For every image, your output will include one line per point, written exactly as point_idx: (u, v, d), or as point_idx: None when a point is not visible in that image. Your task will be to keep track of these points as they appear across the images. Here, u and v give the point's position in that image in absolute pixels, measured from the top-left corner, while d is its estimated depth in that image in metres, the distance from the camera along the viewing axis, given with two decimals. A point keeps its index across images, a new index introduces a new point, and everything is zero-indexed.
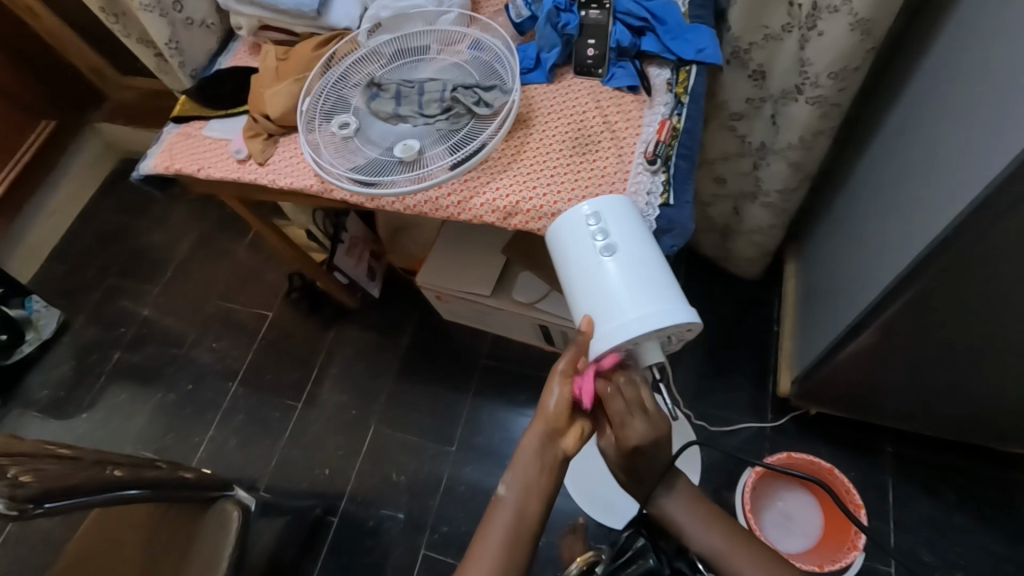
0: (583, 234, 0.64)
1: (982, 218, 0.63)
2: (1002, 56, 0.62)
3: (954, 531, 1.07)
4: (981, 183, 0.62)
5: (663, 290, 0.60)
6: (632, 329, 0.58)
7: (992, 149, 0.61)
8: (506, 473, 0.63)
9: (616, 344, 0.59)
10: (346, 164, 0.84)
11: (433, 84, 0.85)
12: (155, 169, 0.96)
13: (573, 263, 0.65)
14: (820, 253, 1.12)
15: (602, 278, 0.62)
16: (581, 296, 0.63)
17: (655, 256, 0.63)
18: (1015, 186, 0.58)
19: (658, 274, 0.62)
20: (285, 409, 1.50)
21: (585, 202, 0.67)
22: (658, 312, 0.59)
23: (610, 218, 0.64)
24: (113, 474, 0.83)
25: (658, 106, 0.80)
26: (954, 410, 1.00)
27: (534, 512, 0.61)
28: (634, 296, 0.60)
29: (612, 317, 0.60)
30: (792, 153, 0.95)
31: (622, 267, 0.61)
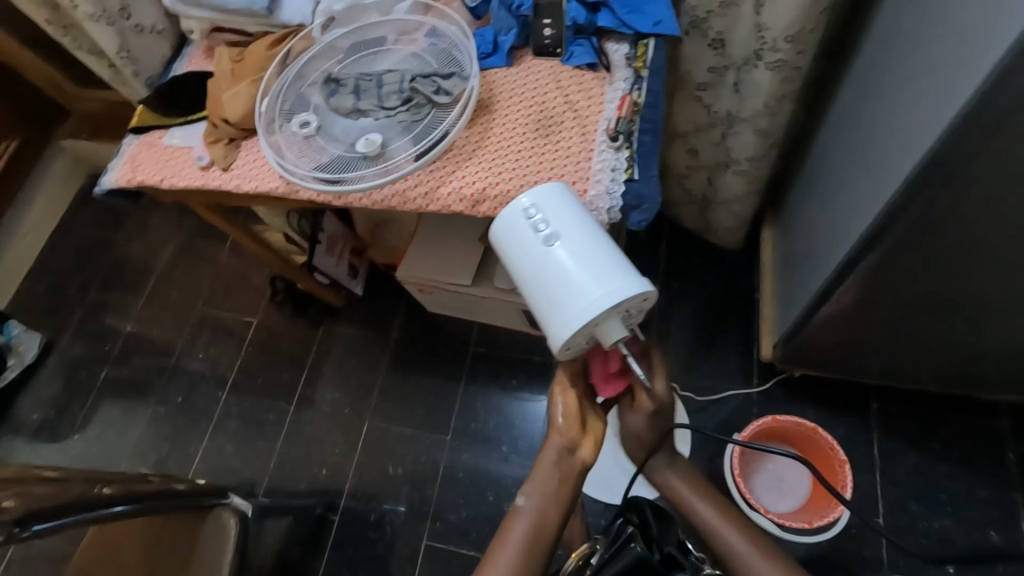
0: (525, 228, 0.62)
1: (938, 170, 0.64)
2: (949, 7, 0.62)
3: (939, 478, 1.10)
4: (935, 134, 0.63)
5: (615, 266, 0.59)
6: (593, 311, 0.56)
7: (943, 100, 0.62)
8: (524, 484, 0.68)
9: (579, 330, 0.57)
10: (311, 163, 0.83)
11: (391, 75, 0.84)
12: (119, 182, 0.94)
13: (520, 260, 0.62)
14: (794, 217, 1.13)
15: (553, 268, 0.59)
16: (537, 291, 0.60)
17: (601, 234, 0.61)
18: (967, 137, 0.59)
19: (607, 251, 0.60)
20: (278, 413, 1.50)
21: (521, 194, 0.64)
22: (616, 288, 0.57)
23: (548, 206, 0.62)
24: (101, 491, 0.82)
25: (619, 81, 0.80)
26: (932, 361, 1.02)
27: (553, 516, 0.66)
28: (589, 278, 0.58)
29: (574, 304, 0.57)
30: (759, 119, 0.95)
31: (571, 251, 0.59)
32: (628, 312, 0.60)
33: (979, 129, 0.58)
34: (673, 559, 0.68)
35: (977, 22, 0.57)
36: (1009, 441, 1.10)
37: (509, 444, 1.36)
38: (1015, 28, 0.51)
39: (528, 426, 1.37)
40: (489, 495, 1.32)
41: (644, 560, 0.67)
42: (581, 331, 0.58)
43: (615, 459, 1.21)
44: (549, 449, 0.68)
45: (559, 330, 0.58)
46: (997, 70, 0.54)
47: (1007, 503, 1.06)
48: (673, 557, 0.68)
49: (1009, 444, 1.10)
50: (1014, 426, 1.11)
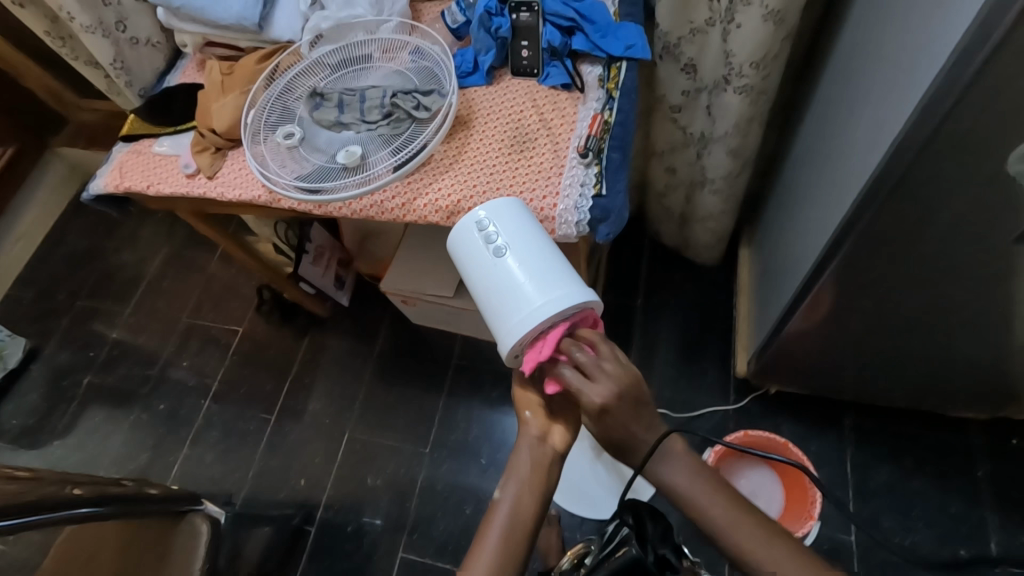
0: (478, 239, 0.64)
1: (885, 187, 0.68)
2: (895, 38, 0.67)
3: (911, 494, 1.11)
4: (882, 153, 0.67)
5: (561, 274, 0.61)
6: (538, 317, 0.58)
7: (888, 122, 0.66)
8: (501, 478, 0.68)
9: (525, 336, 0.59)
10: (293, 173, 0.86)
11: (373, 91, 0.87)
12: (106, 188, 0.96)
13: (472, 269, 0.64)
14: (769, 235, 1.16)
15: (503, 277, 0.61)
16: (487, 299, 0.62)
17: (549, 246, 0.64)
18: (905, 155, 0.63)
19: (554, 261, 0.62)
20: (260, 422, 1.50)
21: (475, 207, 0.67)
22: (560, 297, 0.59)
23: (500, 218, 0.64)
24: (71, 492, 0.83)
25: (591, 101, 0.83)
26: (898, 377, 1.04)
27: (530, 507, 0.65)
28: (535, 287, 0.60)
29: (520, 310, 0.59)
30: (730, 140, 0.99)
31: (520, 261, 0.62)
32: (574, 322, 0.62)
33: (917, 148, 0.62)
34: (667, 562, 0.65)
35: (916, 51, 0.61)
36: (979, 458, 1.12)
37: (489, 456, 1.36)
38: (946, 50, 0.56)
39: (507, 439, 1.37)
40: (467, 508, 1.32)
41: (639, 561, 0.63)
42: (529, 338, 0.60)
43: (592, 473, 1.21)
44: (522, 438, 0.69)
45: (507, 338, 0.60)
46: (929, 92, 0.58)
47: (976, 520, 1.07)
48: (667, 560, 0.65)
49: (979, 461, 1.11)
50: (984, 443, 1.13)
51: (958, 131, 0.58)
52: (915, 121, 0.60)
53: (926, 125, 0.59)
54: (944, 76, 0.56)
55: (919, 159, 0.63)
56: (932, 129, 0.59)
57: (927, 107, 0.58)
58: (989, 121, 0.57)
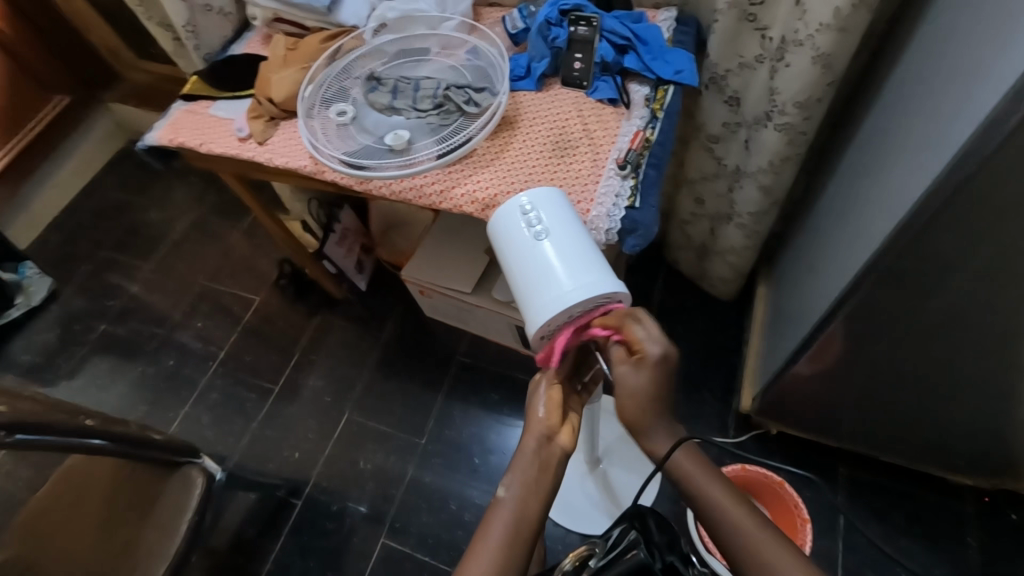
0: (519, 221, 0.66)
1: (902, 241, 0.69)
2: (930, 96, 0.69)
3: (898, 554, 1.09)
4: (906, 207, 0.68)
5: (595, 263, 0.63)
6: (568, 300, 0.60)
7: (916, 175, 0.68)
8: (505, 474, 0.62)
9: (553, 317, 0.61)
10: (340, 148, 0.89)
11: (428, 82, 0.91)
12: (159, 140, 1.00)
13: (510, 250, 0.66)
14: (787, 277, 1.17)
15: (539, 258, 0.64)
16: (520, 279, 0.64)
17: (586, 238, 0.66)
18: (925, 213, 0.64)
19: (588, 250, 0.64)
20: (261, 391, 1.53)
21: (519, 193, 0.69)
22: (591, 284, 0.61)
23: (542, 204, 0.67)
24: (83, 422, 0.86)
25: (635, 118, 0.86)
26: (901, 434, 1.04)
27: (534, 512, 0.59)
28: (569, 272, 0.62)
29: (552, 291, 0.61)
30: (761, 176, 1.01)
31: (556, 247, 0.64)
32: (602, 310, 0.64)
33: (936, 208, 0.63)
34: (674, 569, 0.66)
35: (950, 110, 0.63)
36: (974, 529, 1.10)
37: (480, 456, 1.37)
38: (977, 119, 0.57)
39: (501, 441, 1.38)
40: (451, 504, 1.32)
41: (646, 565, 0.65)
42: (556, 320, 0.62)
43: (583, 488, 1.21)
44: (529, 438, 0.62)
45: (534, 317, 0.62)
46: (956, 155, 0.59)
47: None
48: (674, 567, 0.66)
49: (973, 531, 1.10)
50: (981, 514, 1.11)
51: (979, 195, 0.60)
52: (939, 180, 0.62)
53: (949, 186, 0.61)
54: (969, 142, 0.57)
55: (938, 219, 0.64)
56: (953, 192, 0.61)
57: (955, 167, 0.59)
58: (1009, 190, 0.58)
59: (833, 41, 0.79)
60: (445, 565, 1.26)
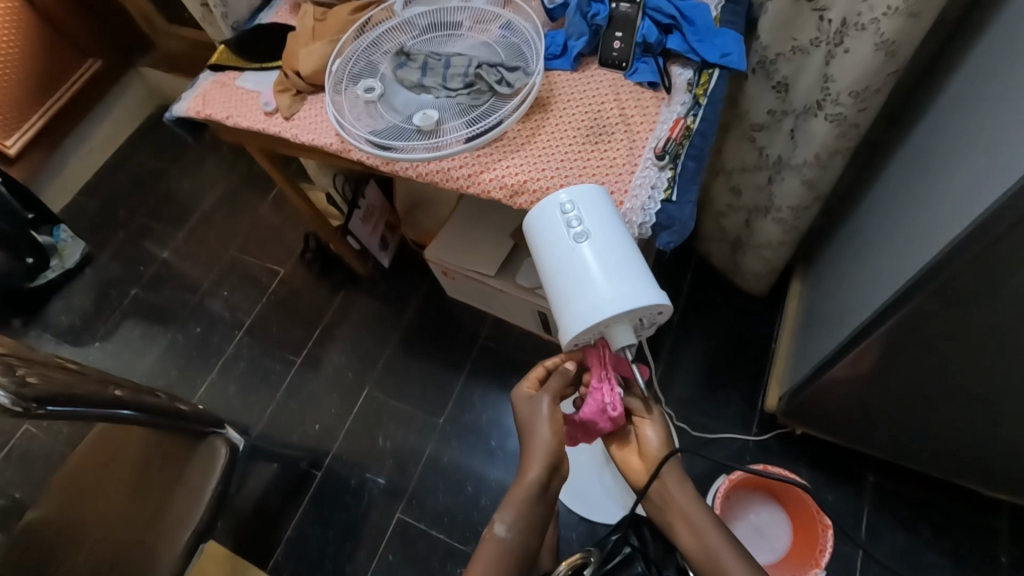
0: (558, 222, 0.64)
1: (960, 251, 0.64)
2: (1008, 93, 0.63)
3: (921, 569, 1.07)
4: (972, 213, 0.63)
5: (635, 272, 0.60)
6: (604, 311, 0.57)
7: (984, 179, 0.62)
8: (504, 509, 0.64)
9: (588, 328, 0.58)
10: (366, 127, 0.87)
11: (459, 59, 0.87)
12: (187, 112, 1.00)
13: (547, 249, 0.64)
14: (825, 275, 1.12)
15: (576, 263, 0.61)
16: (557, 282, 0.62)
17: (629, 244, 0.62)
18: (996, 223, 0.60)
19: (631, 258, 0.61)
20: (285, 363, 1.55)
21: (561, 190, 0.66)
22: (632, 295, 0.58)
23: (584, 203, 0.63)
24: (113, 393, 0.88)
25: (676, 104, 0.81)
26: (937, 446, 1.00)
27: (529, 542, 0.63)
28: (610, 281, 0.59)
29: (589, 300, 0.58)
30: (807, 169, 0.96)
31: (597, 252, 0.61)
32: (640, 322, 0.61)
33: (1011, 219, 0.59)
34: None
35: None
36: (1005, 545, 1.06)
37: (498, 439, 1.37)
38: None
39: None
40: (467, 486, 1.33)
41: None
42: (591, 329, 0.59)
43: (598, 476, 1.21)
44: (535, 469, 0.64)
45: (569, 324, 0.60)
46: None
47: None
48: None
49: (1004, 548, 1.06)
50: (1013, 530, 1.07)
51: None
52: (1014, 188, 0.57)
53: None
54: None
55: (1015, 232, 0.59)
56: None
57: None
58: None
59: (901, 26, 0.73)
60: (461, 545, 1.28)
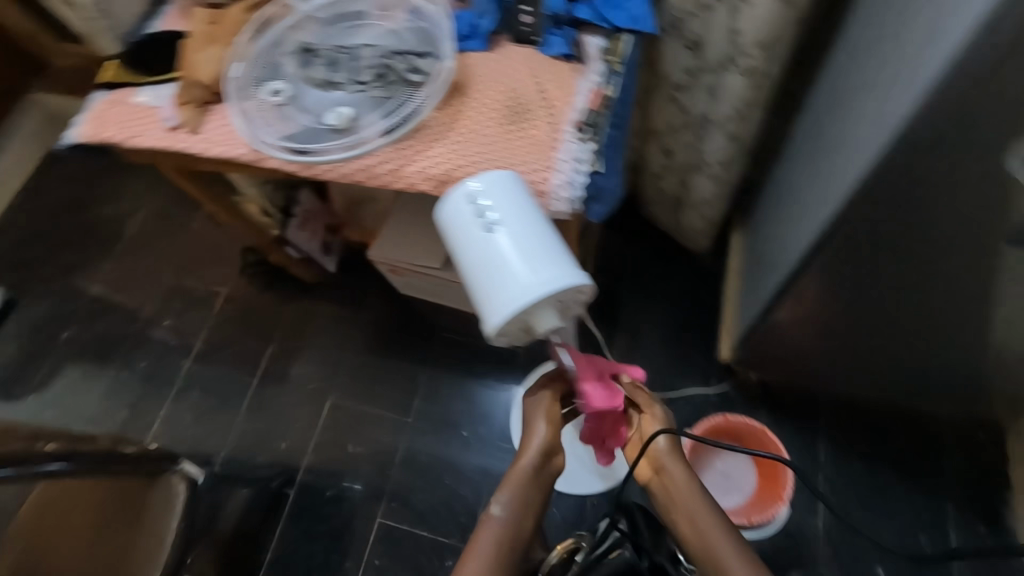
0: (469, 212, 0.62)
1: (871, 187, 0.67)
2: (897, 29, 0.65)
3: (878, 486, 1.14)
4: (875, 148, 0.66)
5: (553, 254, 0.59)
6: (525, 295, 0.55)
7: (884, 114, 0.65)
8: (499, 491, 0.64)
9: (512, 316, 0.56)
10: (279, 132, 0.83)
11: (367, 51, 0.84)
12: (83, 137, 0.92)
13: (461, 242, 0.62)
14: (761, 224, 1.15)
15: (492, 251, 0.59)
16: (475, 274, 0.60)
17: (544, 226, 0.62)
18: (899, 155, 0.63)
19: (547, 240, 0.60)
20: (241, 384, 1.50)
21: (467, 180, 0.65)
22: (551, 277, 0.56)
23: (492, 190, 0.62)
24: (42, 448, 0.85)
25: (591, 74, 0.80)
26: (878, 371, 1.06)
27: (523, 528, 0.63)
28: (528, 265, 0.58)
29: (508, 287, 0.57)
30: (729, 123, 0.98)
31: (511, 237, 0.59)
32: (565, 304, 0.59)
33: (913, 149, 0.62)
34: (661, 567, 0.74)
35: (917, 44, 0.60)
36: (946, 452, 1.15)
37: (470, 427, 1.37)
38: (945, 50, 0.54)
39: (490, 411, 1.38)
40: (445, 478, 1.33)
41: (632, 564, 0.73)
42: (516, 317, 0.57)
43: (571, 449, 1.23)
44: (530, 456, 0.66)
45: (489, 314, 0.58)
46: (926, 91, 0.57)
47: (938, 511, 1.11)
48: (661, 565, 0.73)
49: (946, 454, 1.15)
50: (952, 437, 1.16)
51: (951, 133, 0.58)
52: (909, 119, 0.59)
53: (922, 125, 0.59)
54: (942, 76, 0.54)
55: (918, 163, 0.62)
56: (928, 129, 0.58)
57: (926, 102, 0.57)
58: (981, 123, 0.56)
59: None
60: (447, 537, 1.29)
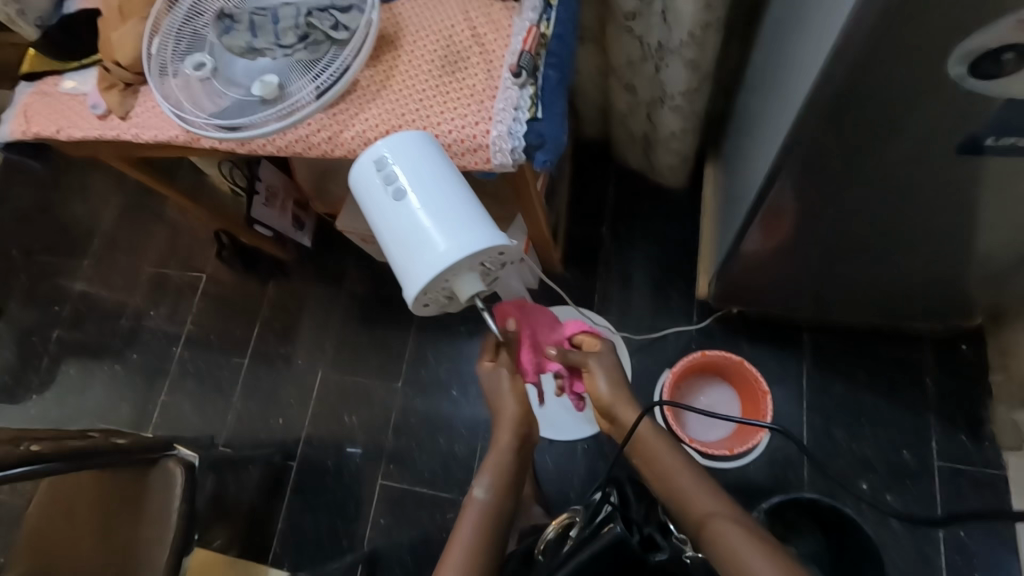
0: (377, 179, 0.61)
1: (817, 107, 0.64)
2: None
3: (861, 406, 1.16)
4: (820, 63, 0.62)
5: (466, 216, 0.58)
6: (440, 263, 0.55)
7: (829, 24, 0.61)
8: (480, 477, 0.75)
9: (430, 284, 0.56)
10: (209, 109, 0.79)
11: (287, 10, 0.78)
12: (14, 135, 0.89)
13: (375, 211, 0.61)
14: (732, 154, 1.11)
15: (405, 219, 0.58)
16: (391, 243, 0.60)
17: (459, 186, 0.60)
18: (839, 73, 0.59)
19: (460, 201, 0.59)
20: (234, 366, 1.52)
21: (376, 144, 0.63)
22: (465, 241, 0.56)
23: (399, 153, 0.61)
24: (27, 449, 0.86)
25: (527, 11, 0.75)
26: (855, 294, 1.05)
27: (503, 507, 0.74)
28: (441, 230, 0.57)
29: (423, 256, 0.57)
30: (686, 50, 0.92)
31: (421, 202, 0.58)
32: (487, 265, 0.59)
33: (852, 66, 0.58)
34: (650, 539, 0.75)
35: None
36: (929, 368, 1.16)
37: (459, 388, 1.39)
38: None
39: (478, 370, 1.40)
40: (440, 438, 1.37)
41: (623, 538, 0.68)
42: (435, 285, 0.57)
43: (558, 399, 1.25)
44: (506, 433, 0.78)
45: (407, 284, 0.58)
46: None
47: (921, 426, 1.13)
48: (651, 539, 0.75)
49: (930, 371, 1.15)
50: (935, 353, 1.16)
51: (891, 40, 0.54)
52: (846, 30, 0.55)
53: (858, 38, 0.55)
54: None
55: (865, 78, 0.58)
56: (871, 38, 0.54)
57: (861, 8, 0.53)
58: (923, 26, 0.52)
59: None
60: (448, 493, 1.33)
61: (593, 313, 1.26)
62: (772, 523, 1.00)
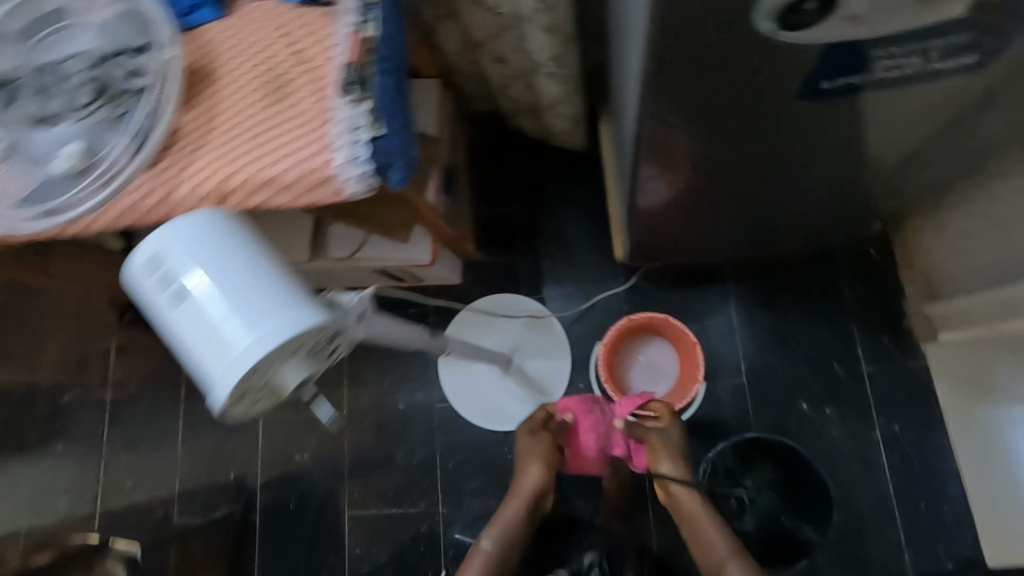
0: (150, 284, 0.60)
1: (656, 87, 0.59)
2: None
3: (790, 332, 1.20)
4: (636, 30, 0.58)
5: (259, 306, 0.58)
6: (241, 364, 0.55)
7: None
8: (488, 531, 0.87)
9: (234, 387, 0.56)
10: (16, 197, 0.69)
11: (72, 64, 0.68)
12: None
13: (159, 318, 0.60)
14: (617, 113, 1.08)
15: (190, 322, 0.58)
16: (184, 350, 0.58)
17: (250, 270, 0.60)
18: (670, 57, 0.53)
19: (250, 291, 0.58)
20: (165, 433, 1.41)
21: (140, 245, 0.61)
22: (263, 334, 0.56)
23: (174, 254, 0.59)
24: None
25: (346, 16, 0.69)
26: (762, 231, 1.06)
27: (509, 555, 0.87)
28: (235, 326, 0.57)
29: (223, 357, 0.56)
30: (540, 16, 0.86)
31: (208, 300, 0.58)
32: (305, 350, 0.60)
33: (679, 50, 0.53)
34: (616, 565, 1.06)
35: None
36: (845, 279, 1.21)
37: (407, 398, 1.35)
38: None
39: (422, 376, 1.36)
40: (397, 452, 1.34)
41: None
42: (247, 384, 0.57)
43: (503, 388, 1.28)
44: (518, 505, 0.89)
45: (211, 398, 0.57)
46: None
47: (847, 338, 1.19)
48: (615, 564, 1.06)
49: (846, 283, 1.20)
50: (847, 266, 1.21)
51: (699, 26, 0.50)
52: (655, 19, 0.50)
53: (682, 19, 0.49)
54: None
55: (708, 62, 0.54)
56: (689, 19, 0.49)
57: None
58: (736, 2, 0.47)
59: None
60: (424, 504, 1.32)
61: (521, 296, 1.27)
62: (739, 463, 1.09)
